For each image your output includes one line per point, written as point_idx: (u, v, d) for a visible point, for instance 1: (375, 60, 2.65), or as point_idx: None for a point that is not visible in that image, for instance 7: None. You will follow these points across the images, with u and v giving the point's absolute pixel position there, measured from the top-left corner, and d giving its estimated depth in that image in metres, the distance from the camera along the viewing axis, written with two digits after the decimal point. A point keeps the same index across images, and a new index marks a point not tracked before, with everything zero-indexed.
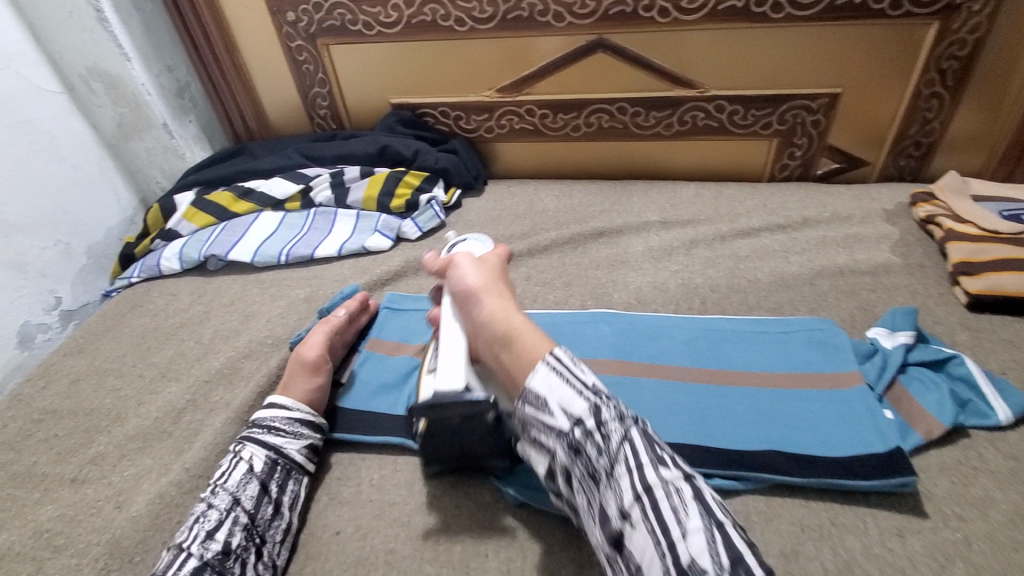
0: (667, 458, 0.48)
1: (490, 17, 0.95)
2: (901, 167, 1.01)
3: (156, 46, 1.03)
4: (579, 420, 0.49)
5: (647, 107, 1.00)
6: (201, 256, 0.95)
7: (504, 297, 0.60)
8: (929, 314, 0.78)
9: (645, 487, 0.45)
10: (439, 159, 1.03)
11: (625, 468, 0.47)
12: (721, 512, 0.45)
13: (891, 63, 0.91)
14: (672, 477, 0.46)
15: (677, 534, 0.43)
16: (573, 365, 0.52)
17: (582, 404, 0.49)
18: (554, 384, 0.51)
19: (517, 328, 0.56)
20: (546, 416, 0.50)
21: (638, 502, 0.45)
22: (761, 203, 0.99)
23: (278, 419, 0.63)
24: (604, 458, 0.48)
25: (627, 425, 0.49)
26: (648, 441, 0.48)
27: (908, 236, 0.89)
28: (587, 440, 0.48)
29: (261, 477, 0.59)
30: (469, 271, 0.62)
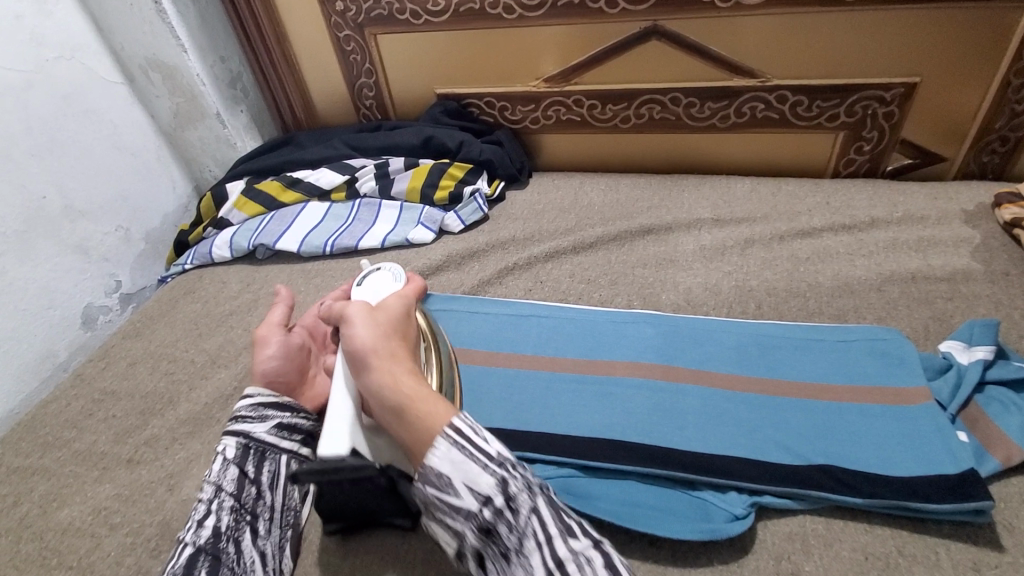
0: (573, 522, 0.45)
1: (540, 4, 0.92)
2: (983, 164, 0.93)
3: (210, 38, 1.04)
4: (486, 500, 0.43)
5: (702, 98, 0.95)
6: (250, 245, 0.97)
7: (400, 346, 0.50)
8: (1015, 327, 0.71)
9: (557, 562, 0.42)
10: (482, 151, 1.01)
11: (536, 543, 0.43)
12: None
13: (980, 49, 0.82)
14: (581, 546, 0.43)
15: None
16: (476, 434, 0.44)
17: (490, 481, 0.43)
18: (460, 464, 0.43)
19: (416, 391, 0.47)
20: (451, 498, 0.43)
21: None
22: (823, 201, 0.93)
23: (241, 407, 0.59)
24: (513, 537, 0.43)
25: (533, 492, 0.44)
26: (552, 507, 0.45)
27: (991, 241, 0.82)
28: (496, 520, 0.43)
29: (238, 463, 0.56)
30: (360, 323, 0.51)
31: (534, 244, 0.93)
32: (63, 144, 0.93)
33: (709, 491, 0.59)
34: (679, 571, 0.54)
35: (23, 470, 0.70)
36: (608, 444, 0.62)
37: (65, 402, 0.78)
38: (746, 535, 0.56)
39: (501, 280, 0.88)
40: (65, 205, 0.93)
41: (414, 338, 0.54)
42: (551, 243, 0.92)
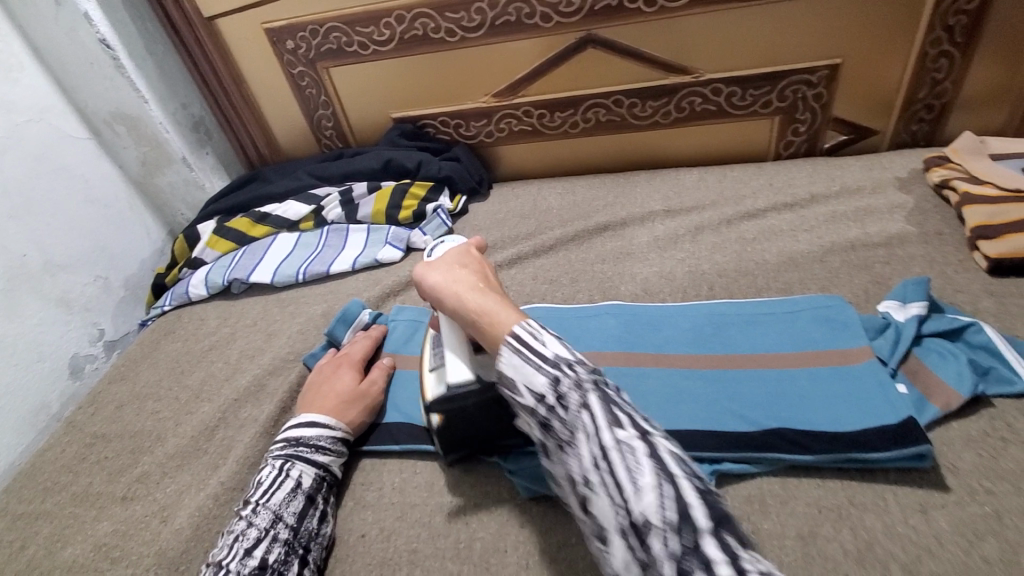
0: (627, 416, 0.48)
1: (479, 26, 0.96)
2: (914, 132, 0.98)
3: (170, 87, 1.09)
4: (541, 397, 0.50)
5: (643, 98, 1.00)
6: (225, 281, 0.99)
7: (469, 275, 0.62)
8: (948, 283, 0.75)
9: (603, 450, 0.46)
10: (441, 168, 1.05)
11: (584, 434, 0.47)
12: (676, 466, 0.45)
13: (893, 27, 0.88)
14: (627, 436, 0.46)
15: (631, 494, 0.44)
16: (535, 341, 0.52)
17: (543, 379, 0.50)
18: (519, 368, 0.51)
19: (487, 305, 0.57)
20: (516, 396, 0.52)
21: (598, 466, 0.46)
22: (767, 182, 0.98)
23: (324, 439, 0.66)
24: (567, 430, 0.49)
25: (584, 391, 0.49)
26: (606, 400, 0.48)
27: (924, 204, 0.86)
28: (552, 413, 0.50)
29: (309, 491, 0.62)
30: (436, 270, 0.63)
31: (497, 251, 0.97)
32: (37, 203, 0.96)
33: None
34: None
35: (23, 517, 0.73)
36: None
37: (58, 449, 0.81)
38: None
39: None
40: (46, 261, 0.96)
41: (486, 267, 0.65)
42: (514, 249, 0.96)
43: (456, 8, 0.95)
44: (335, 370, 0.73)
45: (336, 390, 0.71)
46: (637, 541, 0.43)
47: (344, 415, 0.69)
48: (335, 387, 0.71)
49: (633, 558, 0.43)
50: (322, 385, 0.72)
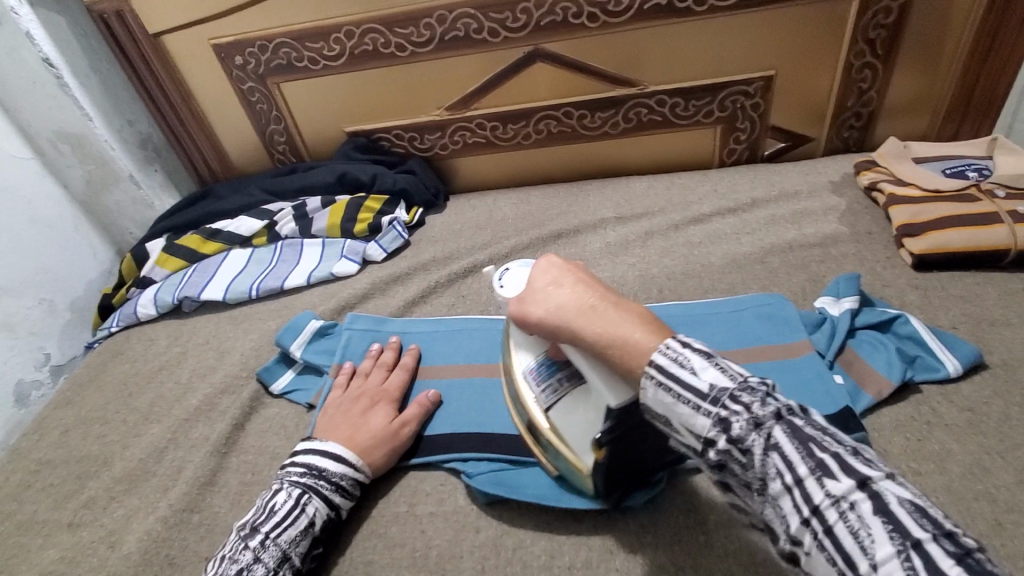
0: (833, 458, 0.38)
1: (429, 40, 0.98)
2: (845, 138, 1.04)
3: (115, 103, 1.07)
4: (709, 442, 0.42)
5: (592, 109, 1.04)
6: (175, 299, 0.97)
7: (573, 292, 0.51)
8: (878, 278, 0.80)
9: (814, 508, 0.37)
10: (397, 180, 1.06)
11: (782, 486, 0.39)
12: (917, 524, 0.34)
13: (820, 40, 0.94)
14: (842, 490, 0.37)
15: (864, 566, 0.35)
16: (682, 368, 0.43)
17: (705, 422, 0.42)
18: (667, 405, 0.43)
19: (612, 328, 0.47)
20: (677, 436, 0.45)
21: (809, 527, 0.38)
22: (712, 188, 1.02)
23: (345, 478, 0.62)
24: (755, 476, 0.41)
25: (765, 431, 0.40)
26: (798, 441, 0.39)
27: (856, 205, 0.91)
28: (727, 458, 0.42)
29: (318, 532, 0.59)
30: (536, 300, 0.53)
31: (454, 261, 0.97)
32: None
33: None
34: (601, 538, 0.59)
35: None
36: None
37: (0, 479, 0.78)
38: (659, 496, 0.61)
39: (426, 300, 0.91)
40: None
41: (587, 271, 0.53)
42: (469, 259, 0.97)
43: (405, 23, 0.96)
44: (369, 404, 0.69)
45: (367, 427, 0.67)
46: None
47: (370, 455, 0.65)
48: (368, 423, 0.67)
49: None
50: (354, 414, 0.68)
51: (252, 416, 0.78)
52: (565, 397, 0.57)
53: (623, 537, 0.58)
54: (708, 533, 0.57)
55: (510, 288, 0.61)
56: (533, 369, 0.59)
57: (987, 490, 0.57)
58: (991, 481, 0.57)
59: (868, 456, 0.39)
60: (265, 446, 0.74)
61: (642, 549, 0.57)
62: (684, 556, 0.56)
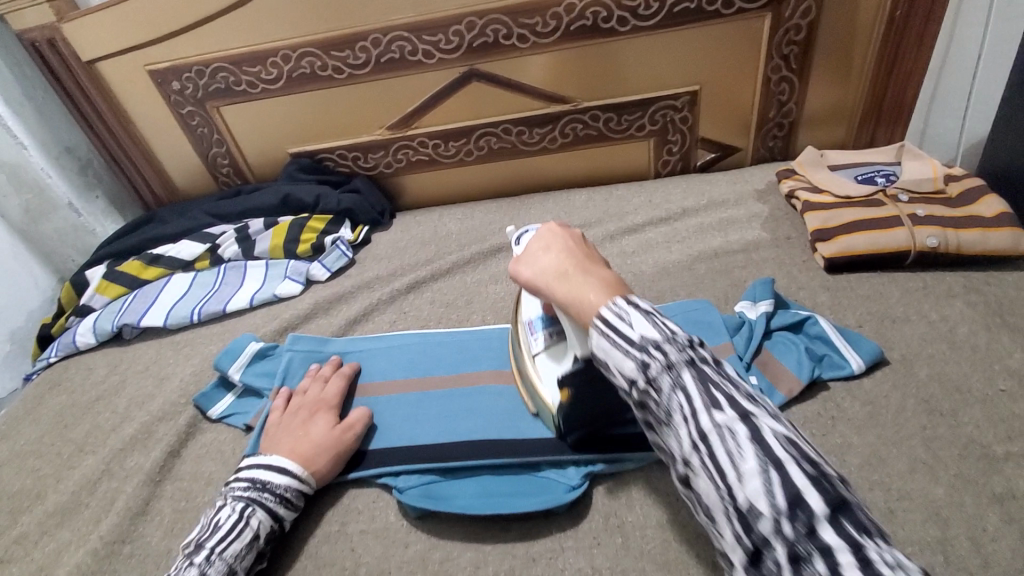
0: (726, 396, 0.42)
1: (365, 63, 1.00)
2: (771, 148, 1.10)
3: (51, 130, 1.07)
4: (632, 381, 0.45)
5: (529, 126, 1.07)
6: (115, 327, 0.96)
7: (554, 258, 0.56)
8: (793, 281, 0.84)
9: (703, 434, 0.41)
10: (340, 201, 1.07)
11: (681, 417, 0.43)
12: (785, 451, 0.39)
13: (739, 56, 0.99)
14: (727, 419, 0.41)
15: (734, 479, 0.39)
16: (623, 321, 0.46)
17: (631, 364, 0.45)
18: (605, 350, 0.46)
19: (575, 290, 0.52)
20: (610, 377, 0.47)
21: (697, 450, 0.41)
22: (647, 199, 1.05)
23: (290, 490, 0.63)
24: (663, 412, 0.44)
25: (677, 371, 0.43)
26: (702, 382, 0.43)
27: (777, 212, 0.96)
28: (645, 396, 0.45)
29: (262, 545, 0.60)
30: (529, 263, 0.57)
31: (396, 278, 0.99)
32: None
33: (552, 469, 0.65)
34: (526, 546, 0.61)
35: None
36: (465, 445, 0.68)
37: None
38: (582, 501, 0.64)
39: (368, 317, 0.93)
40: None
41: (577, 241, 0.58)
42: (412, 275, 0.98)
43: (340, 46, 0.98)
44: (310, 416, 0.70)
45: (309, 436, 0.67)
46: (742, 526, 0.39)
47: (314, 463, 0.65)
48: (309, 433, 0.68)
49: (742, 546, 0.39)
50: (294, 428, 0.68)
51: (189, 443, 0.78)
52: (553, 344, 0.67)
53: (546, 542, 0.61)
54: (625, 535, 0.60)
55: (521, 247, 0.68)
56: (533, 321, 0.69)
57: (882, 480, 0.61)
58: (885, 470, 0.61)
59: (759, 402, 0.43)
60: (200, 471, 0.74)
61: (562, 553, 0.60)
62: (601, 557, 0.59)
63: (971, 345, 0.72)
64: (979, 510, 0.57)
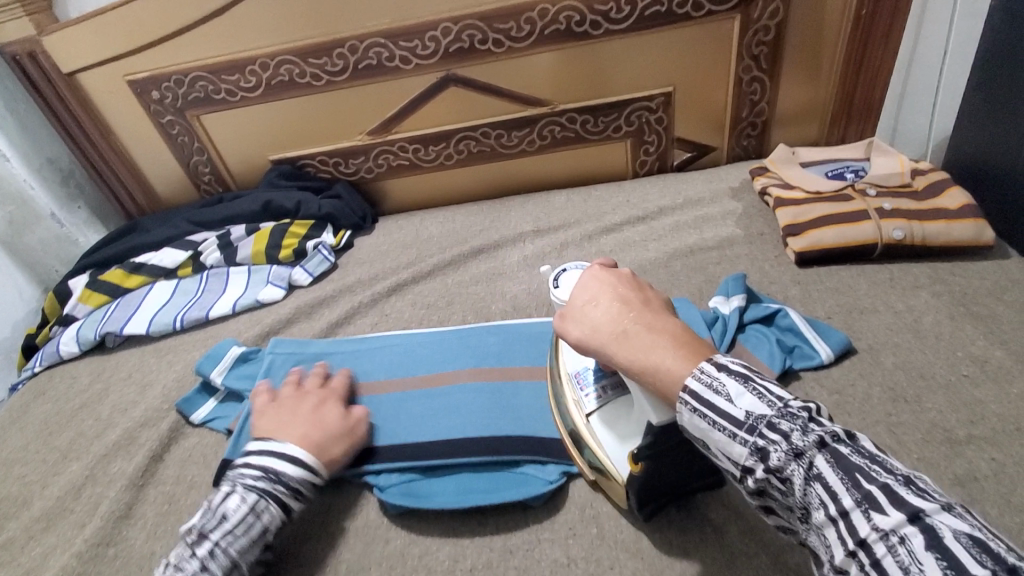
0: (877, 487, 0.36)
1: (343, 69, 1.01)
2: (745, 146, 1.12)
3: (33, 141, 1.07)
4: (748, 469, 0.41)
5: (507, 129, 1.08)
6: (98, 335, 0.97)
7: (612, 315, 0.50)
8: (766, 276, 0.86)
9: (858, 541, 0.35)
10: (322, 206, 1.08)
11: (824, 516, 0.37)
12: (978, 561, 0.31)
13: (711, 57, 1.01)
14: (889, 522, 0.34)
15: None
16: (719, 395, 0.42)
17: (742, 449, 0.41)
18: (706, 433, 0.43)
19: (649, 357, 0.47)
20: (721, 462, 0.44)
21: (855, 559, 0.35)
22: (624, 199, 1.07)
23: (302, 485, 0.61)
24: (799, 506, 0.39)
25: (807, 460, 0.38)
26: (842, 469, 0.37)
27: (751, 209, 0.98)
28: (769, 486, 0.41)
29: (270, 536, 0.59)
30: (582, 320, 0.51)
31: (378, 282, 1.00)
32: None
33: (529, 463, 0.67)
34: (503, 539, 0.62)
35: None
36: (444, 442, 0.69)
37: None
38: (559, 494, 0.65)
39: (350, 321, 0.94)
40: None
41: (628, 286, 0.53)
42: (393, 278, 0.99)
43: (318, 54, 1.00)
44: (319, 404, 0.70)
45: (326, 422, 0.67)
46: None
47: (328, 450, 0.65)
48: (325, 419, 0.68)
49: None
50: (305, 415, 0.68)
51: (171, 447, 0.79)
52: (609, 403, 0.60)
53: (523, 535, 0.62)
54: (600, 526, 0.61)
55: (565, 290, 0.63)
56: (581, 374, 0.64)
57: None
58: None
59: (924, 487, 0.36)
60: (183, 475, 0.75)
61: (539, 545, 0.61)
62: (577, 548, 0.60)
63: (936, 333, 0.73)
64: (942, 492, 0.58)
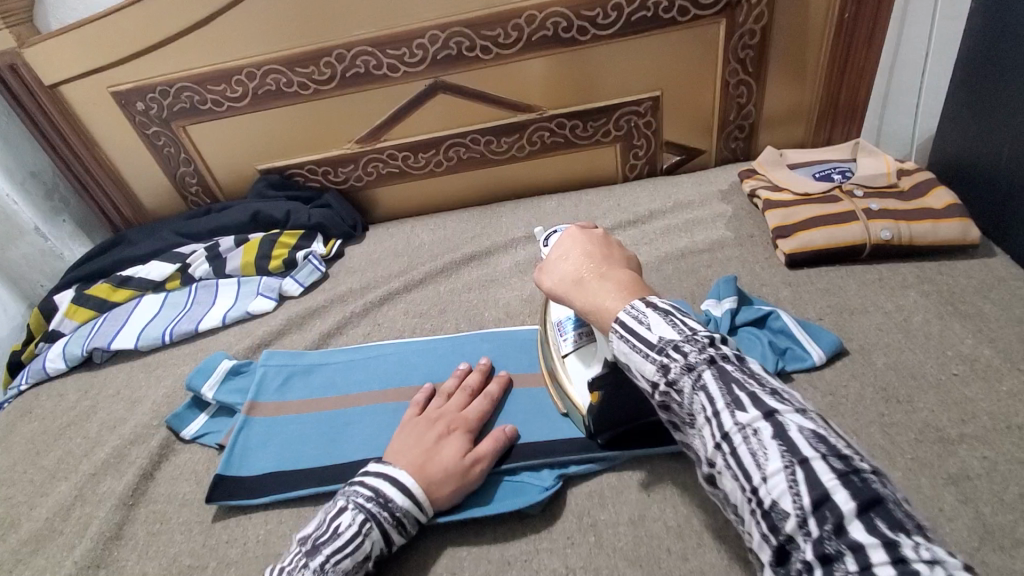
0: (749, 394, 0.42)
1: (331, 78, 1.01)
2: (733, 149, 1.12)
3: (15, 155, 1.05)
4: (654, 385, 0.47)
5: (496, 135, 1.08)
6: (84, 351, 0.95)
7: (577, 266, 0.56)
8: (757, 278, 0.86)
9: (724, 433, 0.41)
10: (311, 216, 1.07)
11: (703, 417, 0.43)
12: (812, 448, 0.38)
13: (697, 61, 1.01)
14: (749, 418, 0.41)
15: (758, 478, 0.39)
16: (641, 322, 0.48)
17: (651, 367, 0.47)
18: (626, 353, 0.48)
19: (598, 302, 0.53)
20: (634, 379, 0.49)
21: (720, 449, 0.42)
22: (615, 203, 1.07)
23: (409, 515, 0.58)
24: (687, 413, 0.45)
25: (697, 372, 0.44)
26: (724, 381, 0.43)
27: (740, 211, 0.98)
28: (668, 398, 0.46)
29: (368, 565, 0.57)
30: (553, 271, 0.57)
31: (370, 291, 0.99)
32: None
33: (526, 472, 0.66)
34: (501, 550, 0.62)
35: None
36: None
37: None
38: (556, 503, 0.65)
39: (342, 331, 0.93)
40: None
41: (595, 243, 0.58)
42: (385, 287, 0.99)
43: (305, 63, 0.99)
44: (443, 432, 0.64)
45: (440, 456, 0.62)
46: (768, 523, 0.39)
47: (438, 489, 0.60)
48: (442, 453, 0.62)
49: (768, 540, 0.39)
50: (423, 444, 0.62)
51: (163, 464, 0.78)
52: (583, 345, 0.68)
53: (520, 545, 0.62)
54: (598, 534, 0.61)
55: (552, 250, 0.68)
56: (562, 322, 0.70)
57: None
58: None
59: (787, 397, 0.42)
60: (175, 492, 0.74)
61: (537, 555, 0.61)
62: (576, 557, 0.60)
63: (926, 332, 0.74)
64: (936, 491, 0.59)
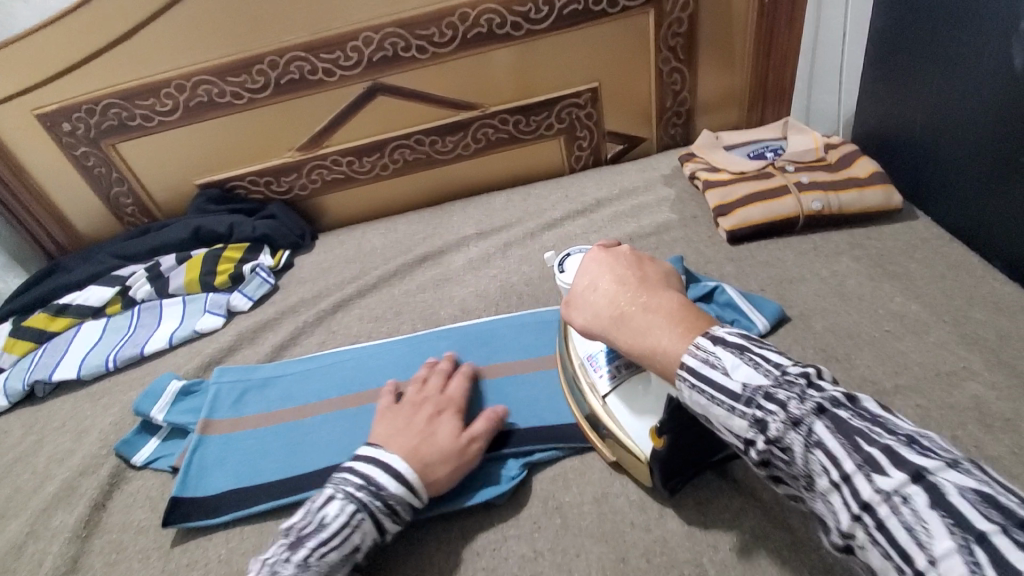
0: (882, 450, 0.36)
1: (265, 85, 0.99)
2: (673, 135, 1.16)
3: None
4: (749, 441, 0.42)
5: (440, 135, 1.08)
6: (25, 385, 0.91)
7: (611, 297, 0.53)
8: (702, 256, 0.89)
9: (863, 504, 0.36)
10: (256, 227, 1.04)
11: (827, 481, 0.38)
12: (984, 517, 0.32)
13: (631, 51, 1.04)
14: (894, 483, 0.35)
15: (921, 561, 0.33)
16: (713, 363, 0.44)
17: (741, 422, 0.42)
18: (704, 406, 0.44)
19: (644, 337, 0.50)
20: (718, 432, 0.45)
21: (859, 522, 0.36)
22: (564, 194, 1.09)
23: (399, 503, 0.57)
24: (801, 473, 0.40)
25: (803, 428, 0.40)
26: (843, 435, 0.38)
27: (683, 194, 1.01)
28: (768, 456, 0.41)
29: (359, 556, 0.56)
30: (586, 305, 0.55)
31: (323, 299, 0.98)
32: None
33: (489, 464, 0.66)
34: (470, 541, 0.62)
35: None
36: None
37: None
38: (522, 490, 0.65)
39: (296, 342, 0.91)
40: None
41: (627, 267, 0.56)
42: (338, 294, 0.98)
43: (237, 72, 0.97)
44: (434, 415, 0.64)
45: (435, 438, 0.62)
46: None
47: (434, 471, 0.60)
48: (435, 435, 0.62)
49: None
50: (417, 431, 0.62)
51: (115, 493, 0.75)
52: (625, 381, 0.60)
53: (489, 535, 0.62)
54: (564, 516, 0.62)
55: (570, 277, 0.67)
56: (594, 356, 0.63)
57: None
58: None
59: (928, 444, 0.36)
60: (130, 521, 0.71)
61: (506, 542, 0.61)
62: (543, 539, 0.61)
63: (858, 294, 0.78)
64: None
